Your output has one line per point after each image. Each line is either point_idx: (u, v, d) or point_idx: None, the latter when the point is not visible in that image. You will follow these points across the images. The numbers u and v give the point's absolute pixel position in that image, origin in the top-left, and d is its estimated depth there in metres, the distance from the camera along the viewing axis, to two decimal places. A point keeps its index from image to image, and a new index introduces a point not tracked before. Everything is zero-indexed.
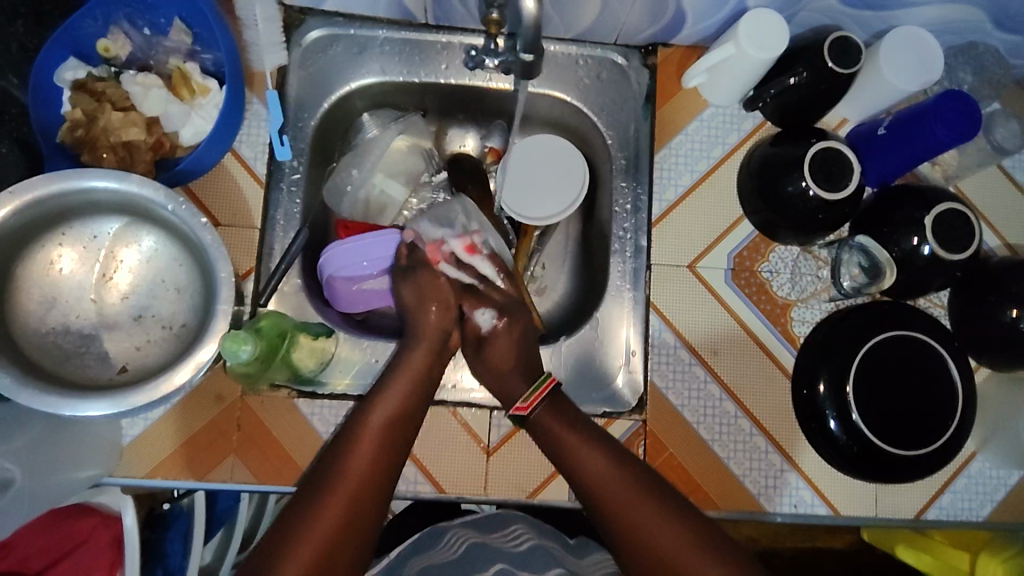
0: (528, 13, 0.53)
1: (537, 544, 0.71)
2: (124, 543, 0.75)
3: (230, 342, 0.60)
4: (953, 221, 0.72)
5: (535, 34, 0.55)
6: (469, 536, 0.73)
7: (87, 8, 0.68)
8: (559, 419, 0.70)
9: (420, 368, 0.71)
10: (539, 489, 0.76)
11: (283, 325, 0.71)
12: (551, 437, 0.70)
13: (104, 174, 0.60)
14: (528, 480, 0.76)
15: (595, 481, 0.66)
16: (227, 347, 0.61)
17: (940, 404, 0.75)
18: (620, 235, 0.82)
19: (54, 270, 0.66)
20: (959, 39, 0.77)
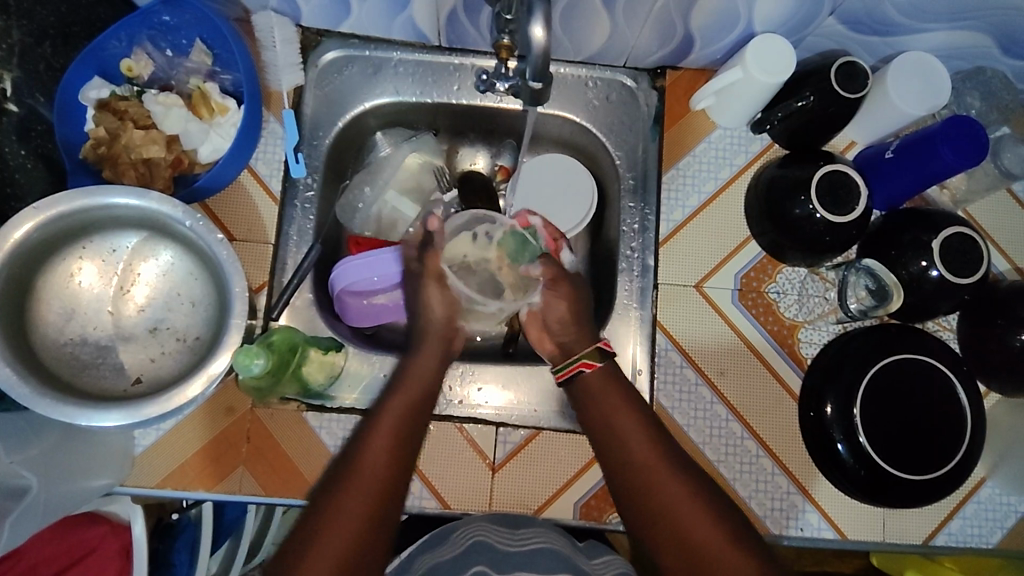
0: (538, 41, 0.54)
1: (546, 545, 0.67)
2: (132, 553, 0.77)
3: (242, 356, 0.63)
4: (961, 247, 0.73)
5: (544, 62, 0.55)
6: (479, 533, 0.69)
7: (112, 29, 0.70)
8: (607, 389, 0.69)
9: (423, 377, 0.68)
10: (544, 505, 0.77)
11: (292, 339, 0.72)
12: (593, 404, 0.68)
13: (126, 191, 0.62)
14: (533, 498, 0.77)
15: (631, 472, 0.64)
16: (239, 361, 0.63)
17: (948, 428, 0.75)
18: (627, 254, 0.83)
19: (74, 283, 0.68)
20: (966, 64, 0.78)
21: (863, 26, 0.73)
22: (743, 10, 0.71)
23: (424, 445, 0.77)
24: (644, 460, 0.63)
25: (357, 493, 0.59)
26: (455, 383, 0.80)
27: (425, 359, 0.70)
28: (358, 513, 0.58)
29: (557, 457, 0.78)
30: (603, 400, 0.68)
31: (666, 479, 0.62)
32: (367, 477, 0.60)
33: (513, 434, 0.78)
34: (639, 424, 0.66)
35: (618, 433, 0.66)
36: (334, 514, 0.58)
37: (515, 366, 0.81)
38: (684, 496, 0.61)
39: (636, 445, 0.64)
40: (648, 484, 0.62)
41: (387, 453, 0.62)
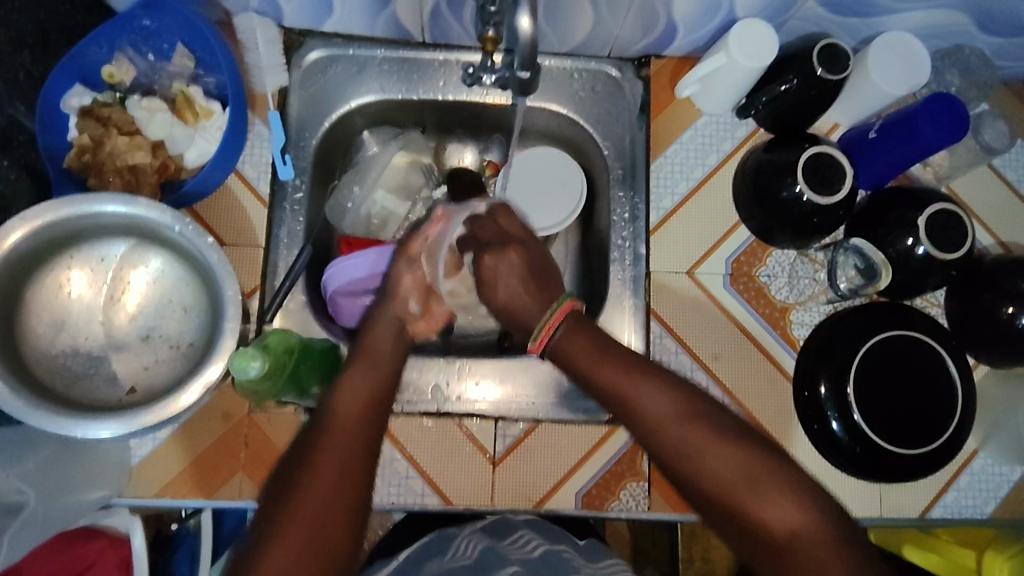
0: (525, 31, 0.53)
1: (549, 549, 0.67)
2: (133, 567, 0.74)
3: (239, 358, 0.61)
4: (946, 222, 0.74)
5: (531, 52, 0.55)
6: (480, 540, 0.70)
7: (92, 35, 0.70)
8: (583, 344, 0.62)
9: (376, 368, 0.64)
10: (546, 497, 0.77)
11: (287, 343, 0.69)
12: (576, 365, 0.62)
13: (112, 198, 0.62)
14: (535, 490, 0.77)
15: (647, 430, 0.58)
16: (236, 364, 0.61)
17: (940, 403, 0.76)
18: (620, 243, 0.83)
19: (64, 293, 0.67)
20: (944, 43, 0.79)
21: (844, 8, 0.74)
22: None
23: (424, 442, 0.77)
24: (658, 419, 0.58)
25: (319, 487, 0.55)
26: (454, 380, 0.80)
27: (368, 351, 0.65)
28: (321, 507, 0.54)
29: (558, 448, 0.78)
30: (584, 355, 0.62)
31: (690, 433, 0.56)
32: (327, 470, 0.56)
33: (513, 427, 0.78)
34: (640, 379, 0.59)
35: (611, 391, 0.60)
36: (294, 513, 0.54)
37: (511, 360, 0.81)
38: (712, 448, 0.56)
39: (643, 400, 0.58)
40: (669, 441, 0.57)
41: (346, 446, 0.57)
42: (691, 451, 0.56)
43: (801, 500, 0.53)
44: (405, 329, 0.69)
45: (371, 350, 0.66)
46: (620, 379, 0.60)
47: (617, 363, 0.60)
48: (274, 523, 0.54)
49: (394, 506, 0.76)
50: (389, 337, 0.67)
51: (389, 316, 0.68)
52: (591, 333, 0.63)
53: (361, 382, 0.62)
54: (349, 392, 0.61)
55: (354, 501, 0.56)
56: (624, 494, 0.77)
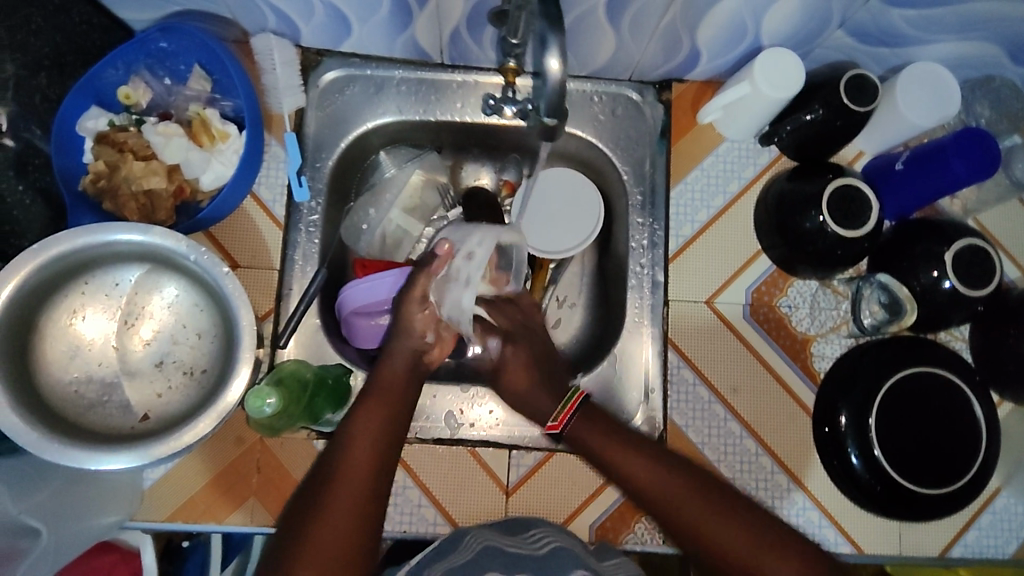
0: (552, 73, 0.50)
1: (560, 545, 0.64)
2: None
3: (254, 398, 0.61)
4: (973, 258, 0.72)
5: (558, 96, 0.52)
6: (488, 537, 0.67)
7: (109, 57, 0.69)
8: (592, 428, 0.69)
9: (379, 425, 0.62)
10: (572, 517, 0.76)
11: (301, 375, 0.70)
12: (588, 449, 0.68)
13: (128, 227, 0.61)
14: (553, 516, 0.76)
15: (655, 509, 0.63)
16: (251, 404, 0.61)
17: (964, 441, 0.74)
18: (637, 270, 0.82)
19: (78, 319, 0.66)
20: (975, 73, 0.77)
21: (873, 38, 0.72)
22: (751, 23, 0.70)
23: (436, 470, 0.76)
24: (663, 495, 0.63)
25: (322, 548, 0.54)
26: (468, 407, 0.79)
27: (373, 408, 0.63)
28: (326, 568, 0.53)
29: (572, 479, 0.77)
30: (595, 439, 0.68)
31: (685, 503, 0.61)
32: (332, 530, 0.55)
33: (527, 456, 0.77)
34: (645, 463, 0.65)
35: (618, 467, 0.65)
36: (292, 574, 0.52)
37: None
38: (709, 516, 0.60)
39: (649, 479, 0.64)
40: (671, 510, 0.62)
41: (348, 513, 0.56)
42: (685, 510, 0.61)
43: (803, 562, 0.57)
44: (421, 358, 0.69)
45: (384, 384, 0.65)
46: (630, 460, 0.65)
47: (623, 440, 0.67)
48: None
49: (406, 534, 0.75)
50: (402, 371, 0.67)
51: (404, 347, 0.67)
52: (596, 418, 0.69)
53: (371, 419, 0.62)
54: (354, 451, 0.60)
55: (356, 565, 0.54)
56: (639, 527, 0.76)
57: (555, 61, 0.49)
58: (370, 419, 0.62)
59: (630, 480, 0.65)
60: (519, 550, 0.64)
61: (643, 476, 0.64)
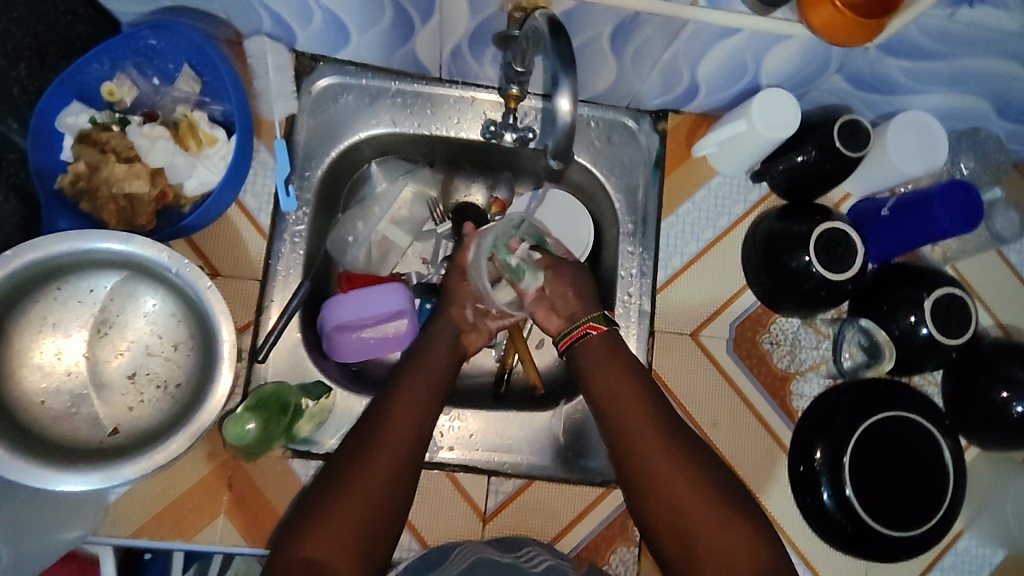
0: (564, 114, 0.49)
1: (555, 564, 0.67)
2: None
3: (233, 427, 0.64)
4: (950, 306, 0.74)
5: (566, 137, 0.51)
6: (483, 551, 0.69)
7: (95, 52, 0.67)
8: (604, 348, 0.72)
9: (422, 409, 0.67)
10: (562, 533, 0.77)
11: (283, 398, 0.69)
12: (589, 362, 0.72)
13: (109, 236, 0.59)
14: (549, 526, 0.77)
15: (624, 425, 0.67)
16: (233, 432, 0.64)
17: (932, 483, 0.76)
18: (625, 299, 0.82)
19: (47, 326, 0.64)
20: (963, 125, 0.79)
21: (868, 86, 0.73)
22: (752, 64, 0.70)
23: (414, 495, 0.75)
24: (650, 447, 0.65)
25: (351, 493, 0.60)
26: (448, 432, 0.78)
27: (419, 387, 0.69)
28: (364, 500, 0.60)
29: (552, 505, 0.77)
30: (599, 355, 0.71)
31: (667, 465, 0.64)
32: (364, 480, 0.61)
33: (505, 484, 0.77)
34: (647, 410, 0.67)
35: (611, 388, 0.69)
36: (324, 529, 0.58)
37: (504, 412, 0.80)
38: (680, 455, 0.65)
39: (633, 401, 0.68)
40: (645, 440, 0.66)
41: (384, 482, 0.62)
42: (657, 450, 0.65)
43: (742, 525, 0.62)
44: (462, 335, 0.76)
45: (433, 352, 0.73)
46: (626, 386, 0.69)
47: (623, 365, 0.71)
48: (307, 526, 0.59)
49: None
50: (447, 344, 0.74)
51: (451, 319, 0.76)
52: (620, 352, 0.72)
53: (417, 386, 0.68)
54: (400, 412, 0.65)
55: (386, 495, 0.61)
56: (614, 559, 0.77)
57: (565, 102, 0.49)
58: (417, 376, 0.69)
59: (621, 416, 0.68)
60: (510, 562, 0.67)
61: (637, 416, 0.67)
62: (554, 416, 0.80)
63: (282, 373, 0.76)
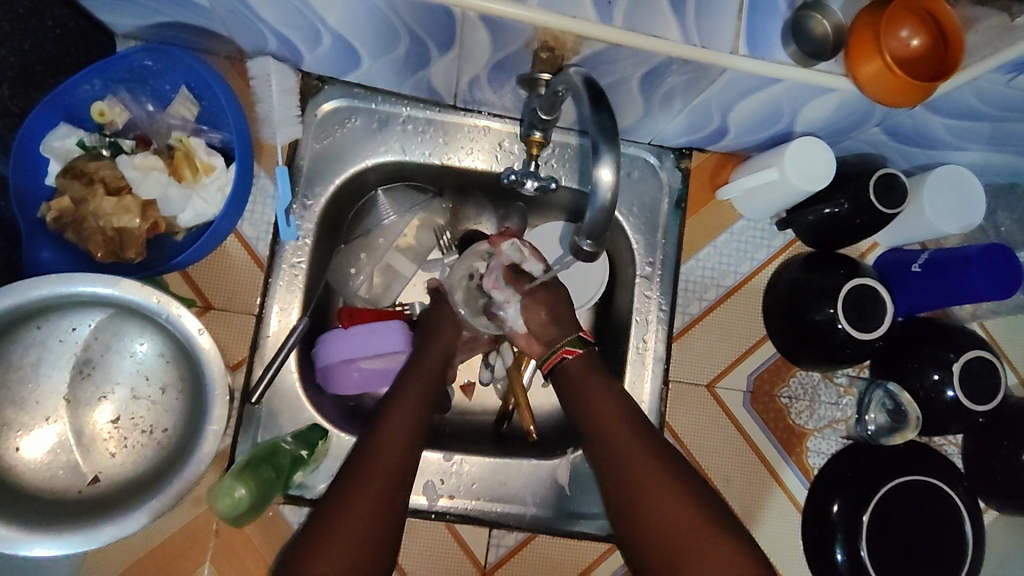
0: (603, 185, 0.47)
1: None
2: None
3: (223, 496, 0.58)
4: (981, 371, 0.71)
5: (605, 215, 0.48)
6: None
7: (85, 72, 0.62)
8: (580, 363, 0.69)
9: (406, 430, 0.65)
10: (582, 574, 0.75)
11: (276, 459, 0.64)
12: (568, 381, 0.69)
13: (94, 279, 0.55)
14: (571, 566, 0.74)
15: (603, 445, 0.65)
16: (223, 502, 0.58)
17: (950, 551, 0.73)
18: (639, 345, 0.78)
19: (24, 368, 0.59)
20: (1000, 179, 0.75)
21: (908, 138, 0.69)
22: (787, 111, 0.66)
23: (412, 547, 0.72)
24: (639, 474, 0.62)
25: (344, 516, 0.57)
26: (448, 477, 0.74)
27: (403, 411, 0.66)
28: (355, 525, 0.57)
29: (556, 558, 0.74)
30: (575, 369, 0.69)
31: (650, 482, 0.61)
32: (357, 501, 0.58)
33: (508, 537, 0.74)
34: (629, 424, 0.65)
35: (590, 403, 0.67)
36: (318, 556, 0.55)
37: (507, 460, 0.76)
38: (664, 476, 0.61)
39: (611, 417, 0.65)
40: (623, 458, 0.63)
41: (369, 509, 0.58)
42: (638, 468, 0.62)
43: (744, 549, 0.56)
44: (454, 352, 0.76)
45: (423, 368, 0.72)
46: (605, 402, 0.66)
47: (602, 378, 0.68)
48: (299, 556, 0.56)
49: None
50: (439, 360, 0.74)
51: (446, 338, 0.75)
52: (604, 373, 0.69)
53: (411, 406, 0.67)
54: (388, 426, 0.65)
55: (383, 519, 0.59)
56: None
57: (607, 172, 0.46)
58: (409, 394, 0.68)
59: (608, 444, 0.64)
60: None
61: (615, 435, 0.64)
62: (561, 463, 0.76)
63: (276, 414, 0.71)
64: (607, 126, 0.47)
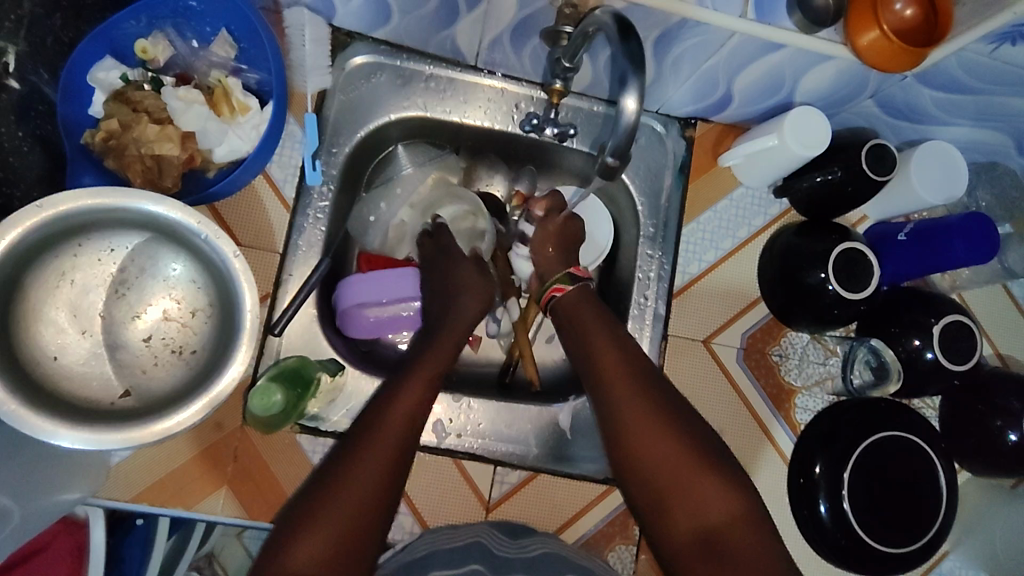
0: (628, 115, 0.55)
1: (547, 553, 0.68)
2: (88, 553, 0.67)
3: (259, 398, 0.65)
4: (958, 333, 0.76)
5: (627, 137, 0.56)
6: (484, 534, 0.71)
7: (132, 8, 0.65)
8: (584, 309, 0.74)
9: (426, 380, 0.68)
10: (568, 522, 0.78)
11: (306, 373, 0.69)
12: (571, 324, 0.73)
13: (141, 196, 0.58)
14: (560, 514, 0.78)
15: (600, 383, 0.68)
16: (258, 402, 0.65)
17: (924, 505, 0.78)
18: (641, 301, 0.82)
19: (65, 284, 0.63)
20: (982, 158, 0.81)
21: (897, 112, 0.75)
22: (789, 80, 0.71)
23: (420, 480, 0.76)
24: (633, 421, 0.64)
25: (365, 454, 0.60)
26: (456, 416, 0.78)
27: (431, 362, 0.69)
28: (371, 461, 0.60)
29: (555, 499, 0.78)
30: (578, 315, 0.73)
31: (643, 422, 0.64)
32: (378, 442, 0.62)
33: (512, 475, 0.78)
34: (626, 367, 0.68)
35: (590, 347, 0.70)
36: (338, 486, 0.59)
37: (511, 403, 0.79)
38: (656, 418, 0.64)
39: (608, 359, 0.69)
40: (616, 395, 0.66)
41: (387, 454, 0.61)
42: (632, 407, 0.65)
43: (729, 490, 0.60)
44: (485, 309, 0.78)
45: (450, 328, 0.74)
46: (604, 346, 0.70)
47: (604, 326, 0.71)
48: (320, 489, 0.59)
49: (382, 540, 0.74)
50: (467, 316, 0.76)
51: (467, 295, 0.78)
52: (612, 331, 0.71)
53: (435, 360, 0.70)
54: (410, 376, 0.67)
55: (398, 458, 0.62)
56: (612, 556, 0.78)
57: (634, 102, 0.54)
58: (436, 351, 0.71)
59: (608, 393, 0.67)
60: (508, 553, 0.68)
61: (613, 375, 0.68)
62: (562, 409, 0.80)
63: (296, 348, 0.75)
64: (636, 62, 0.53)
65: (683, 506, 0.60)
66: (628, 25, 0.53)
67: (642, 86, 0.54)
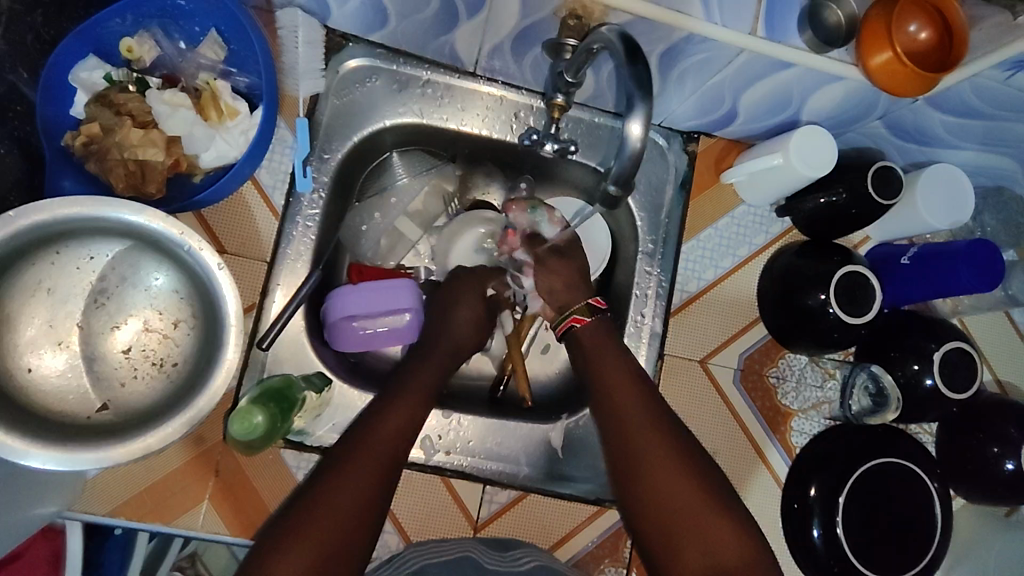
0: (632, 138, 0.53)
1: (540, 565, 0.67)
2: (62, 560, 0.68)
3: (241, 421, 0.61)
4: (958, 360, 0.75)
5: (632, 160, 0.54)
6: (471, 549, 0.69)
7: (117, 6, 0.63)
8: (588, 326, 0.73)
9: (414, 403, 0.67)
10: (562, 541, 0.77)
11: (290, 393, 0.67)
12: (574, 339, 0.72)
13: (123, 205, 0.56)
14: (552, 532, 0.77)
15: (602, 398, 0.68)
16: (239, 427, 0.61)
17: (919, 532, 0.77)
18: (637, 318, 0.81)
19: (41, 292, 0.60)
20: (989, 182, 0.79)
21: (906, 133, 0.73)
22: (796, 98, 0.69)
23: (407, 498, 0.74)
24: (637, 440, 0.64)
25: (355, 466, 0.60)
26: (446, 433, 0.76)
27: (418, 384, 0.69)
28: (364, 474, 0.60)
29: (545, 519, 0.77)
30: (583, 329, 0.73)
31: (646, 439, 0.64)
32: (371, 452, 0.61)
33: (500, 494, 0.76)
34: (631, 384, 0.68)
35: (596, 362, 0.70)
36: (331, 496, 0.57)
37: (502, 421, 0.78)
38: (657, 437, 0.64)
39: (612, 373, 0.68)
40: (618, 411, 0.66)
41: (378, 465, 0.61)
42: (635, 425, 0.65)
43: (726, 513, 0.61)
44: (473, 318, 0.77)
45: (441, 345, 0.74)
46: (610, 362, 0.69)
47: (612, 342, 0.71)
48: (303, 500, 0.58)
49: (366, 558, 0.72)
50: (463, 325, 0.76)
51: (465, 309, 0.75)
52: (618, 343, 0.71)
53: (426, 375, 0.70)
54: (404, 388, 0.68)
55: (387, 469, 0.61)
56: None
57: (638, 126, 0.52)
58: (427, 365, 0.71)
59: (618, 413, 0.66)
60: (501, 569, 0.66)
61: (617, 392, 0.67)
62: (554, 427, 0.78)
63: (283, 361, 0.73)
64: (642, 81, 0.51)
65: (679, 527, 0.61)
66: (635, 47, 0.52)
67: (648, 108, 0.52)
